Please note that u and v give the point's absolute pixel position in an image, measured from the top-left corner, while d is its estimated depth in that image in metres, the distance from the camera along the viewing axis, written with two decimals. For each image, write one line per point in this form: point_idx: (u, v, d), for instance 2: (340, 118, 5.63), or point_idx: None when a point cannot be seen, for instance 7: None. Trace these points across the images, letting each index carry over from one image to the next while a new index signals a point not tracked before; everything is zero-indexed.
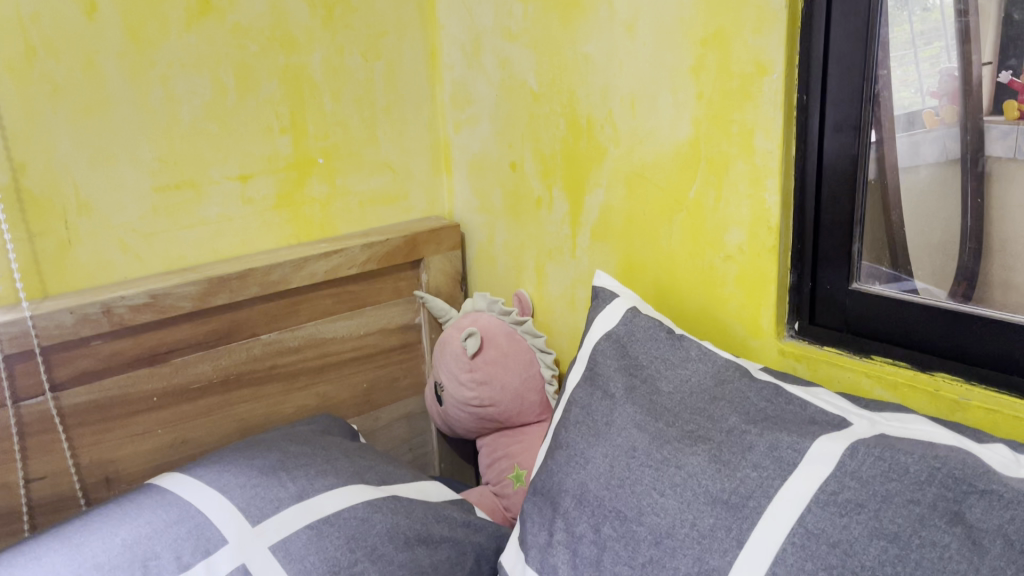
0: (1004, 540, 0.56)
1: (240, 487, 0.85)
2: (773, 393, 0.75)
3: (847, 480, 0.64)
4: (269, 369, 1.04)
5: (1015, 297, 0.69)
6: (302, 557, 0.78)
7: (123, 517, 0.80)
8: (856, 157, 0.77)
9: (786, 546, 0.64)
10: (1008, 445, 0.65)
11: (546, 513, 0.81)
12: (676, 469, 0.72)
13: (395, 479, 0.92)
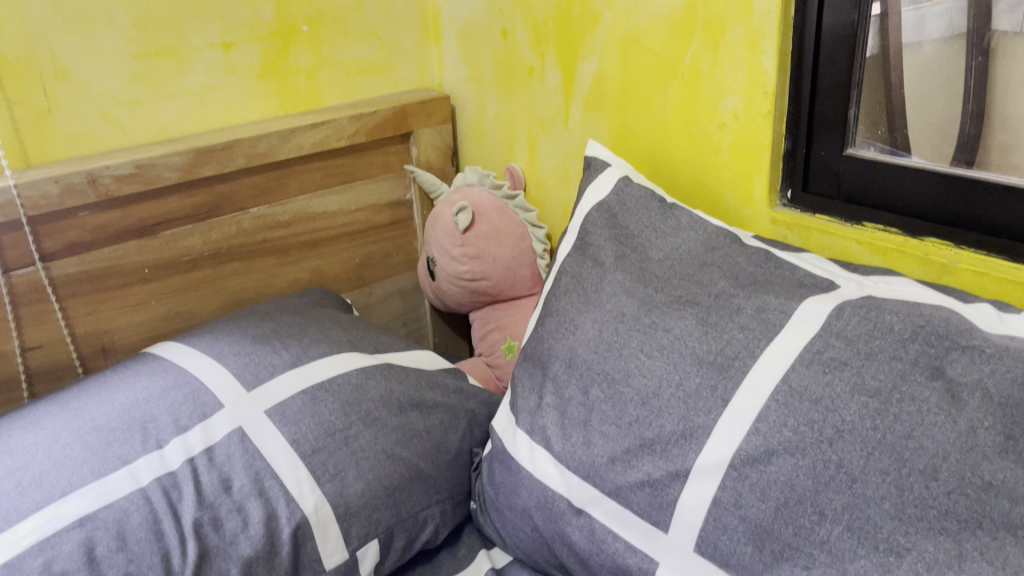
0: (983, 393, 0.57)
1: (235, 355, 0.86)
2: (762, 259, 0.76)
3: (832, 339, 0.65)
4: (260, 243, 1.04)
5: (1010, 159, 0.68)
6: (298, 420, 0.80)
7: (120, 383, 0.82)
8: (859, 16, 0.74)
9: (770, 404, 0.65)
10: (992, 304, 0.66)
11: (535, 378, 0.83)
12: (663, 332, 0.73)
13: (388, 348, 0.93)
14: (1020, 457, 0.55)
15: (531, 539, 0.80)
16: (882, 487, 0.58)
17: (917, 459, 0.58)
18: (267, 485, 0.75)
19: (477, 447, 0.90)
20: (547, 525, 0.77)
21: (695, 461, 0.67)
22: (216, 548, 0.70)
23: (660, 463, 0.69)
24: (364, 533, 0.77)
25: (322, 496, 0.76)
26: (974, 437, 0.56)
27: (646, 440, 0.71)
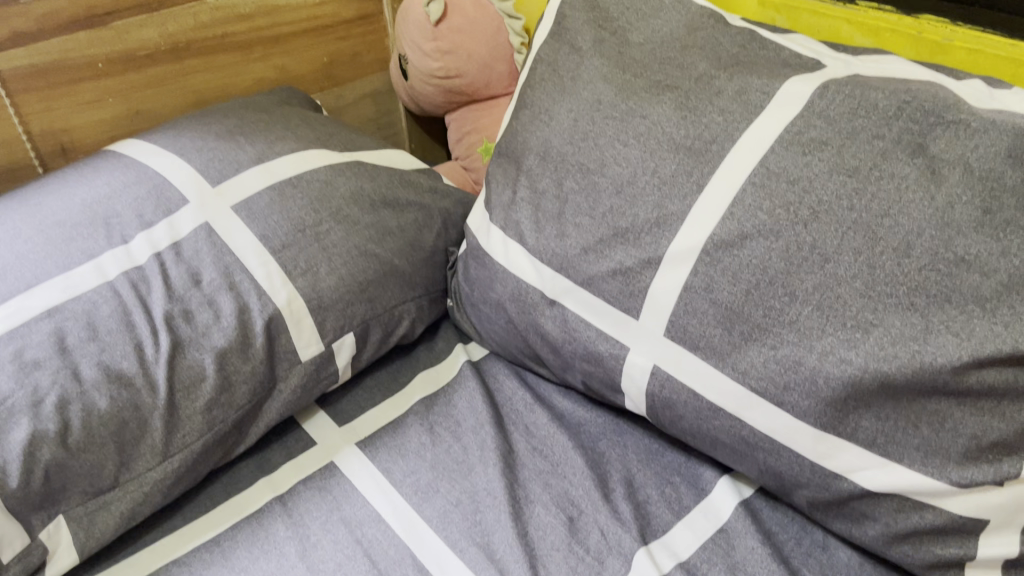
0: (964, 169, 0.56)
1: (198, 151, 0.83)
2: (746, 40, 0.72)
3: (814, 119, 0.62)
4: (220, 38, 0.98)
5: None
6: (266, 215, 0.78)
7: (80, 180, 0.79)
8: None
9: (746, 188, 0.63)
10: (983, 81, 0.63)
11: (509, 173, 0.80)
12: (640, 119, 0.70)
13: (359, 146, 0.90)
14: (995, 232, 0.54)
15: (506, 332, 0.80)
16: (854, 266, 0.58)
17: (891, 238, 0.57)
18: (238, 280, 0.74)
19: (452, 247, 0.89)
20: (521, 317, 0.77)
21: (667, 247, 0.66)
22: (189, 339, 0.70)
23: (633, 251, 0.68)
24: (339, 326, 0.77)
25: (294, 290, 0.75)
26: (951, 213, 0.55)
27: (620, 229, 0.69)
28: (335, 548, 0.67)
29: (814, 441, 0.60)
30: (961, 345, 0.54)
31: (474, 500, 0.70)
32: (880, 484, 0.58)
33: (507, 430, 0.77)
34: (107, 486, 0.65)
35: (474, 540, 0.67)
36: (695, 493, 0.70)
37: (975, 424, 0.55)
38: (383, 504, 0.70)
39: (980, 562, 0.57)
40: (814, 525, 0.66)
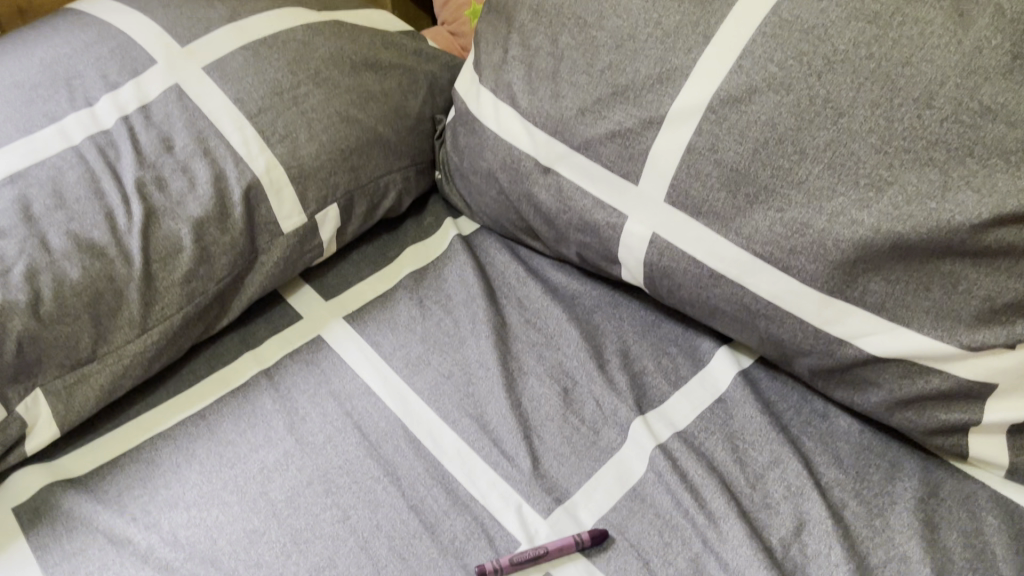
0: (995, 11, 0.51)
1: (164, 9, 0.77)
2: None
3: None
4: None
5: None
6: (239, 77, 0.73)
7: (37, 40, 0.74)
8: None
9: (757, 39, 0.58)
10: None
11: (499, 31, 0.75)
12: None
13: (337, 5, 0.84)
14: None
15: (497, 203, 0.76)
16: (870, 120, 0.54)
17: (911, 88, 0.53)
18: (212, 146, 0.69)
19: (440, 114, 0.83)
20: (513, 187, 0.73)
21: (671, 106, 0.62)
22: (163, 208, 0.66)
23: (634, 112, 0.64)
24: (321, 197, 0.73)
25: (273, 158, 0.71)
26: (978, 59, 0.51)
27: (619, 88, 0.65)
28: (324, 421, 0.65)
29: (819, 306, 0.58)
30: (982, 202, 0.51)
31: (466, 373, 0.68)
32: (886, 350, 0.56)
33: (499, 304, 0.74)
34: (85, 359, 0.63)
35: (466, 412, 0.65)
36: (693, 364, 0.68)
37: (989, 286, 0.53)
38: (372, 377, 0.68)
39: (982, 429, 0.57)
40: (814, 395, 0.65)
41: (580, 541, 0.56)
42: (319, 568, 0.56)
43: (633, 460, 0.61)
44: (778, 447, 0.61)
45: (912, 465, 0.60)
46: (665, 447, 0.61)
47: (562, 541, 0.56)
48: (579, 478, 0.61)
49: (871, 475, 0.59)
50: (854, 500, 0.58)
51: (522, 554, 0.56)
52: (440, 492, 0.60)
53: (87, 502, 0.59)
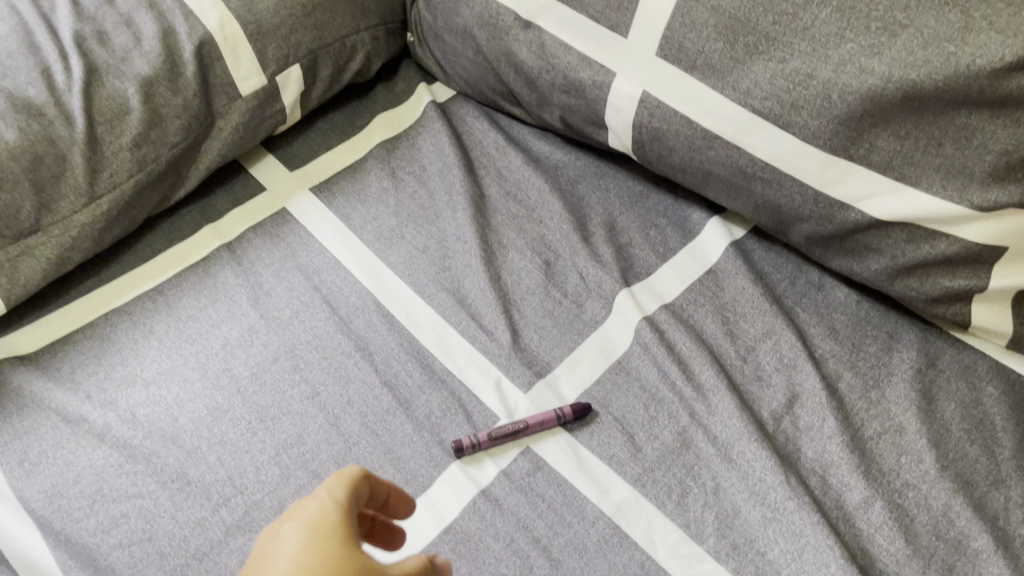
0: None
1: None
2: None
3: None
4: None
5: None
6: None
7: None
8: None
9: None
10: None
11: None
12: None
13: None
14: None
15: (475, 65, 0.70)
16: None
17: None
18: None
19: None
20: (491, 45, 0.67)
21: None
22: (106, 65, 0.61)
23: None
24: (282, 57, 0.67)
25: (227, 11, 0.64)
26: None
27: None
28: (292, 296, 0.61)
29: (820, 167, 0.54)
30: (1005, 43, 0.46)
31: (442, 246, 0.64)
32: (890, 212, 0.53)
33: (477, 175, 0.69)
34: (28, 229, 0.58)
35: (443, 285, 0.61)
36: (683, 235, 0.64)
37: (1006, 139, 0.49)
38: (341, 250, 0.64)
39: (986, 295, 0.54)
40: (810, 266, 0.61)
41: (562, 415, 0.53)
42: (287, 445, 0.53)
43: (617, 333, 0.58)
44: (771, 319, 0.58)
45: (911, 336, 0.57)
46: (652, 319, 0.58)
47: (542, 414, 0.54)
48: (561, 352, 0.58)
49: (868, 347, 0.57)
50: (849, 372, 0.55)
51: (501, 429, 0.53)
52: (415, 367, 0.57)
53: (39, 380, 0.56)
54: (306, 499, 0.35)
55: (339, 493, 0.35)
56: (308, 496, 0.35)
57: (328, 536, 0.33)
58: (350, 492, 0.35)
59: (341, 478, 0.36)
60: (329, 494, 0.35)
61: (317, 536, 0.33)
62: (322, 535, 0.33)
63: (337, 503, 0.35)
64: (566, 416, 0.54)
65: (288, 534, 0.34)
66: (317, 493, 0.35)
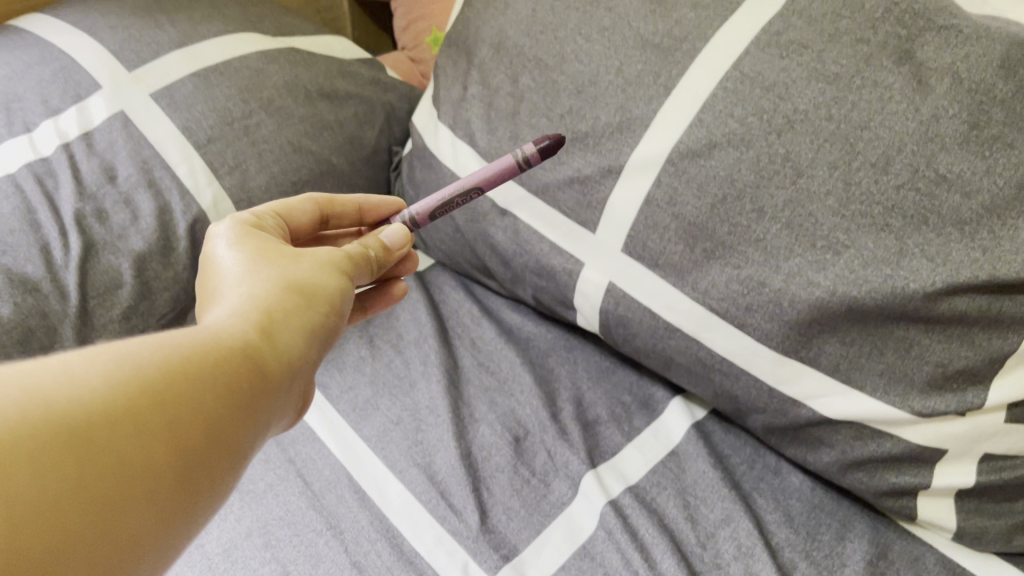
0: (953, 79, 0.51)
1: (111, 30, 0.73)
2: None
3: (794, 19, 0.57)
4: None
5: None
6: (189, 105, 0.70)
7: None
8: None
9: (717, 93, 0.58)
10: None
11: (460, 67, 0.75)
12: (605, 12, 0.64)
13: (292, 30, 0.82)
14: (981, 149, 0.50)
15: (453, 240, 0.76)
16: (829, 181, 0.54)
17: (870, 153, 0.52)
18: (158, 176, 0.67)
19: (397, 147, 0.83)
20: (470, 227, 0.73)
21: (630, 155, 0.61)
22: (103, 241, 0.64)
23: (592, 160, 0.64)
24: None
25: (220, 190, 0.68)
26: (935, 128, 0.51)
27: (579, 135, 0.65)
28: (266, 468, 0.63)
29: (773, 365, 0.58)
30: (935, 271, 0.50)
31: (415, 418, 0.66)
32: (839, 411, 0.56)
33: (452, 345, 0.72)
34: None
35: (414, 461, 0.63)
36: (646, 414, 0.67)
37: (941, 353, 0.52)
38: (317, 421, 0.66)
39: (932, 491, 0.57)
40: (767, 450, 0.65)
41: (526, 161, 0.60)
42: None
43: (583, 515, 0.60)
44: (730, 504, 0.60)
45: (862, 526, 0.60)
46: (616, 503, 0.60)
47: (508, 171, 0.61)
48: (528, 534, 0.59)
49: (821, 534, 0.59)
50: (804, 561, 0.57)
51: (447, 195, 0.63)
52: (384, 547, 0.58)
53: None
54: (233, 246, 0.51)
55: (247, 242, 0.52)
56: (226, 237, 0.52)
57: (255, 258, 0.50)
58: (287, 218, 0.60)
59: (290, 206, 0.61)
60: (236, 245, 0.51)
61: (249, 260, 0.49)
62: (253, 258, 0.50)
63: (251, 243, 0.52)
64: (525, 159, 0.61)
65: (225, 266, 0.49)
66: (225, 247, 0.51)
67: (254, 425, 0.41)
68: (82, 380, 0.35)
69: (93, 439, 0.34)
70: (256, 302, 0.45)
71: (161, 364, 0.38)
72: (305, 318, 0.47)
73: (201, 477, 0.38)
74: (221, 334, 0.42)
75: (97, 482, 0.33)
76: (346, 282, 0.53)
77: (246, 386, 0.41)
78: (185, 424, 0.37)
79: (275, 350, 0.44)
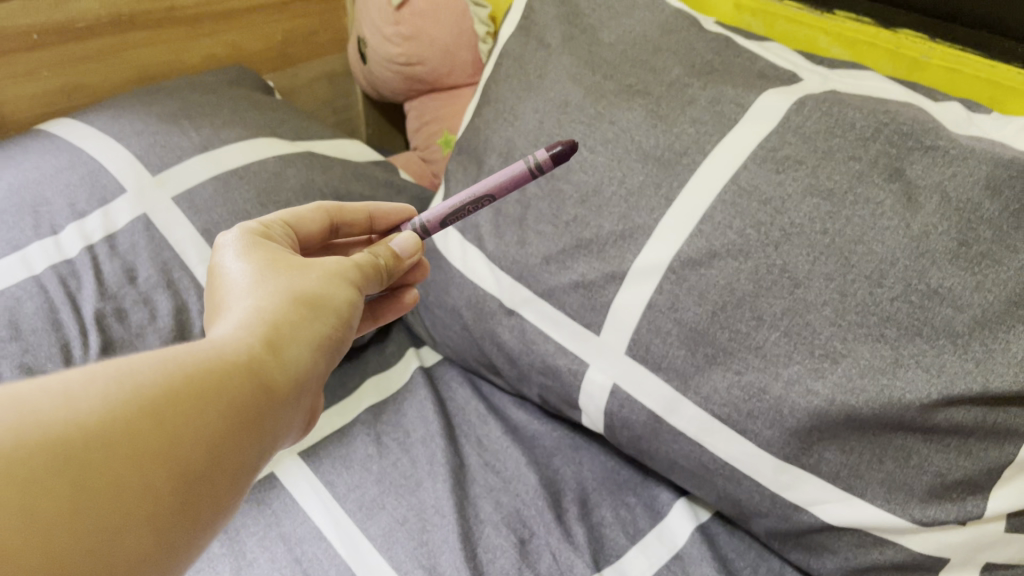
0: (941, 197, 0.54)
1: (137, 135, 0.77)
2: (722, 45, 0.68)
3: (788, 136, 0.60)
4: (169, 12, 0.97)
5: None
6: (209, 208, 0.73)
7: (12, 165, 0.73)
8: None
9: (717, 204, 0.61)
10: (962, 104, 0.61)
11: (469, 172, 0.78)
12: (609, 125, 0.68)
13: (311, 135, 0.86)
14: (970, 264, 0.51)
15: (461, 338, 0.78)
16: (825, 292, 0.55)
17: (864, 266, 0.54)
18: (176, 277, 0.69)
19: None
20: (477, 325, 0.75)
21: (632, 262, 0.64)
22: (120, 340, 0.65)
23: (596, 265, 0.66)
24: None
25: None
26: (925, 243, 0.53)
27: (584, 241, 0.67)
28: (272, 567, 0.63)
29: (776, 471, 0.59)
30: (930, 382, 0.52)
31: (421, 518, 0.66)
32: (843, 519, 0.57)
33: (458, 443, 0.73)
34: None
35: (419, 562, 0.62)
36: (650, 515, 0.68)
37: (940, 462, 0.53)
38: (324, 520, 0.66)
39: None
40: (772, 555, 0.65)
41: (538, 169, 0.61)
42: None
43: None
44: None
45: None
46: None
47: (520, 176, 0.61)
48: None
49: None
50: None
51: (460, 203, 0.63)
52: None
53: None
54: (242, 254, 0.51)
55: (255, 249, 0.52)
56: (234, 243, 0.52)
57: (262, 267, 0.50)
58: (297, 225, 0.60)
59: (300, 215, 0.61)
60: (244, 253, 0.51)
61: (257, 269, 0.49)
62: (260, 267, 0.50)
63: (258, 250, 0.51)
64: (539, 167, 0.61)
65: (231, 274, 0.49)
66: (232, 254, 0.51)
67: (253, 441, 0.41)
68: (81, 404, 0.35)
69: (90, 465, 0.34)
70: (260, 315, 0.45)
71: (162, 384, 0.38)
72: (310, 332, 0.47)
73: (203, 496, 0.38)
74: (221, 351, 0.42)
75: (97, 507, 0.34)
76: (354, 290, 0.53)
77: (246, 401, 0.41)
78: (185, 444, 0.37)
79: (278, 365, 0.44)
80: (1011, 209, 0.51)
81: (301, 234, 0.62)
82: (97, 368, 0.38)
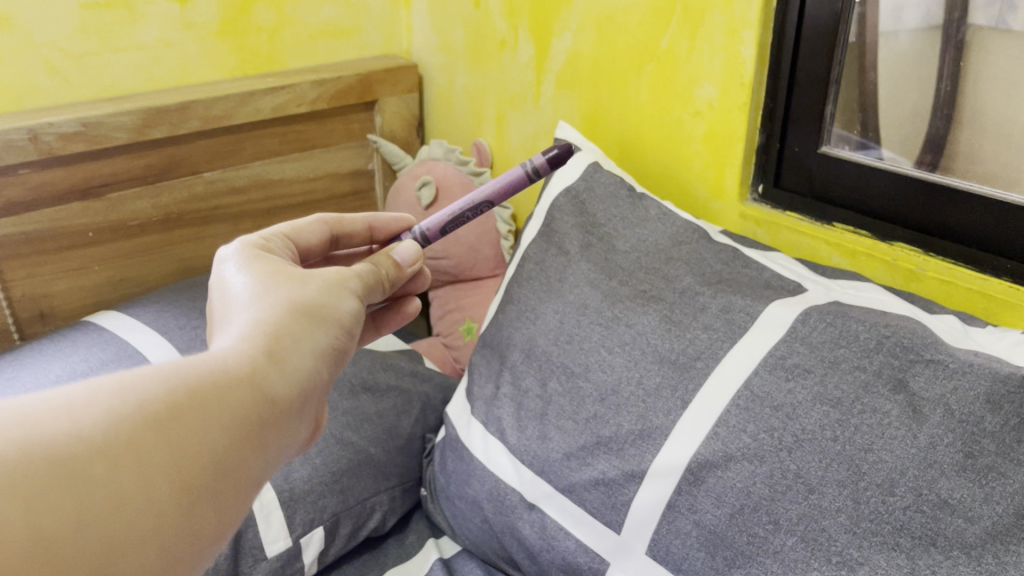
0: (944, 409, 0.57)
1: (180, 329, 0.82)
2: (730, 257, 0.75)
3: (796, 345, 0.64)
4: (212, 210, 1.08)
5: (1001, 172, 0.68)
6: None
7: (62, 356, 0.78)
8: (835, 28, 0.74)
9: (730, 409, 0.64)
10: (958, 318, 0.65)
11: (493, 366, 0.82)
12: (625, 328, 0.73)
13: None
14: (978, 477, 0.54)
15: (480, 530, 0.79)
16: (839, 499, 0.57)
17: (875, 474, 0.56)
18: None
19: (430, 433, 0.91)
20: (497, 518, 0.76)
21: (652, 462, 0.66)
22: None
23: (616, 463, 0.68)
24: (308, 519, 0.77)
25: None
26: (933, 454, 0.55)
27: (603, 438, 0.70)
28: None
29: None
30: None
31: None
32: None
33: None
34: None
35: None
36: None
37: None
38: None
39: None
40: None
41: (537, 170, 0.68)
42: None
43: None
44: None
45: None
46: None
47: (518, 179, 0.68)
48: None
49: None
50: None
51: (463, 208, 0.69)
52: None
53: None
54: (243, 268, 0.52)
55: (257, 261, 0.53)
56: (236, 256, 0.53)
57: (264, 278, 0.51)
58: (298, 236, 0.63)
59: (303, 224, 0.64)
60: (247, 267, 0.52)
61: (258, 280, 0.51)
62: (262, 278, 0.51)
63: (260, 262, 0.53)
64: (535, 170, 0.68)
65: (234, 284, 0.51)
66: (235, 265, 0.53)
67: (252, 452, 0.42)
68: (85, 419, 0.36)
69: (92, 478, 0.35)
70: (262, 326, 0.47)
71: (165, 397, 0.39)
72: (312, 343, 0.49)
73: (205, 503, 0.39)
74: (222, 364, 0.43)
75: (100, 518, 0.35)
76: (356, 301, 0.54)
77: (246, 410, 0.42)
78: (188, 456, 0.39)
79: (280, 377, 0.45)
80: (1012, 424, 0.54)
81: (304, 244, 0.64)
82: (102, 381, 0.39)
